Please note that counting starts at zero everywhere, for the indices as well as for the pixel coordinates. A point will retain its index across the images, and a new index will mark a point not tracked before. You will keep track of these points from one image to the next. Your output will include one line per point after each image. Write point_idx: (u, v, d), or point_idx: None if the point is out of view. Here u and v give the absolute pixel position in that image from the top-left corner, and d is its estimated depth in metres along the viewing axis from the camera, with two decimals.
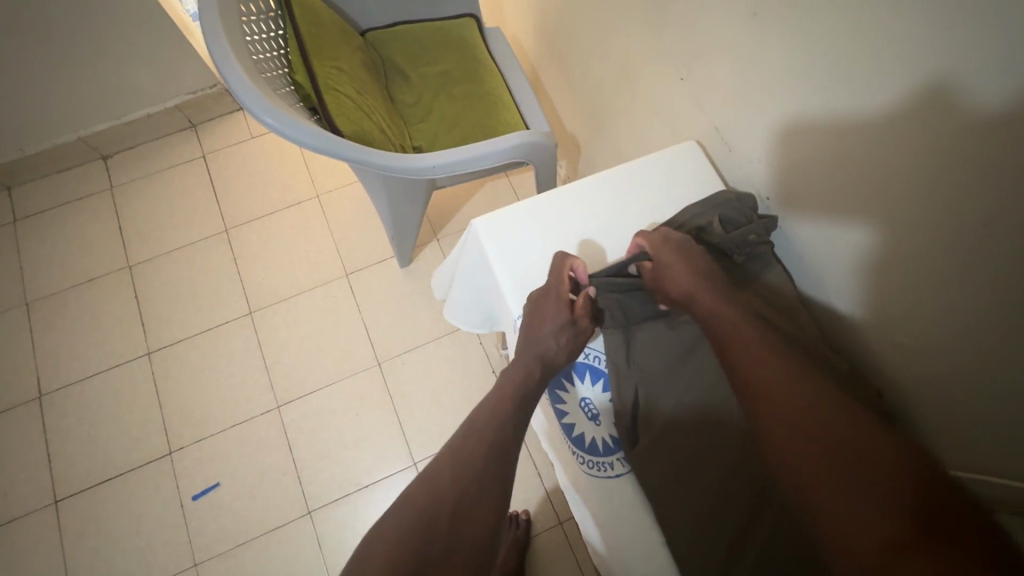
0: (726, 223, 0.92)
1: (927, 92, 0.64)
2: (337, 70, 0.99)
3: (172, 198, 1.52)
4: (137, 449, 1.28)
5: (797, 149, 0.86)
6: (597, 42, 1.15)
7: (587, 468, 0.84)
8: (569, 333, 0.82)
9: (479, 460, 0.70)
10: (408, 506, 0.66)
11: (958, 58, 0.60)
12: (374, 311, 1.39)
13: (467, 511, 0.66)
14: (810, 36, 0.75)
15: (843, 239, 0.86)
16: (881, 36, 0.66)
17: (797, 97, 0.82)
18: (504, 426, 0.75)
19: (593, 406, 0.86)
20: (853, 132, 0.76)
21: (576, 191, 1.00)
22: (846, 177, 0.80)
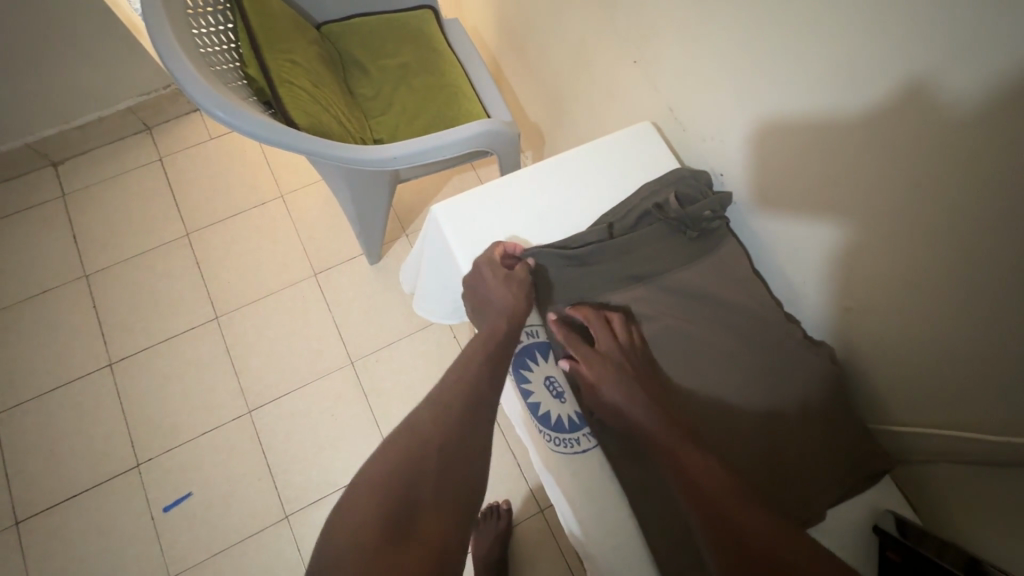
0: (680, 200, 0.70)
1: (903, 98, 0.56)
2: (293, 63, 0.98)
3: (129, 204, 1.57)
4: (102, 464, 1.32)
5: (768, 148, 0.74)
6: (555, 32, 1.13)
7: (553, 447, 0.67)
8: (519, 286, 0.66)
9: (455, 420, 0.62)
10: (384, 470, 0.58)
11: (935, 56, 0.51)
12: (345, 310, 1.48)
13: (446, 471, 0.59)
14: (757, 31, 0.68)
15: (804, 229, 0.75)
16: (837, 29, 0.59)
17: (754, 99, 0.73)
18: (472, 392, 0.64)
19: (559, 383, 0.70)
20: (821, 136, 0.66)
21: (551, 164, 0.76)
22: (813, 185, 0.70)
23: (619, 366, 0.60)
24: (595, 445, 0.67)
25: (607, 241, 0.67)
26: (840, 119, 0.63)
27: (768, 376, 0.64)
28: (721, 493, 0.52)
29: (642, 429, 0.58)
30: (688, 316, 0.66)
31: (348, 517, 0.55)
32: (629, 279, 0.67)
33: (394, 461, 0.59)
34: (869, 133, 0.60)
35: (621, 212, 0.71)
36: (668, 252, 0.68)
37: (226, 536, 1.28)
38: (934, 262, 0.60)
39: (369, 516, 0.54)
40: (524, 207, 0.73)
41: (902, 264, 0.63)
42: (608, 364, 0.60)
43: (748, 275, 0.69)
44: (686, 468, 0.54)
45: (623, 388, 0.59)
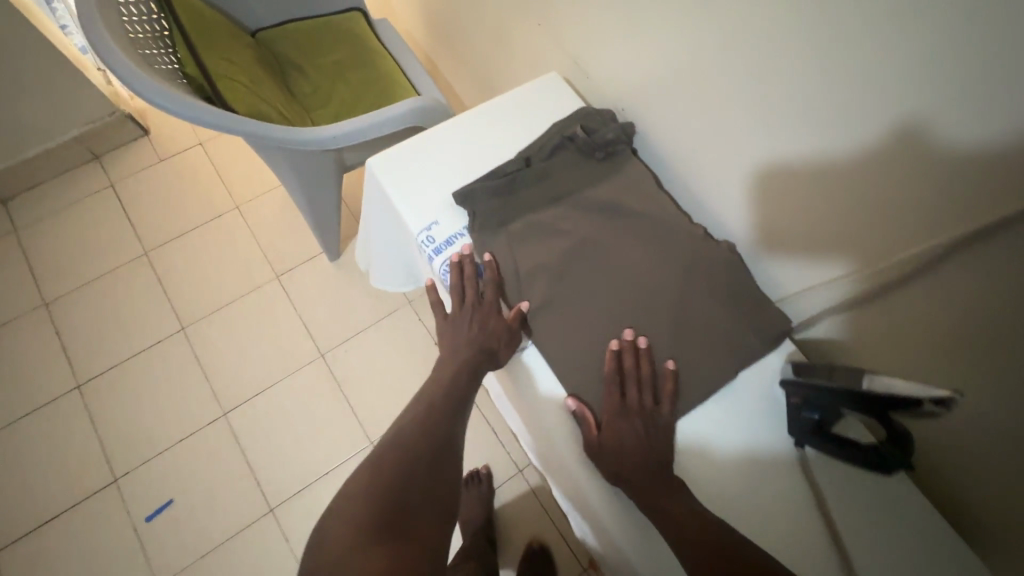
0: (587, 131, 0.79)
1: (900, 144, 0.56)
2: (229, 62, 1.06)
3: (84, 231, 1.59)
4: (79, 484, 1.32)
5: (770, 194, 0.73)
6: (476, 17, 1.23)
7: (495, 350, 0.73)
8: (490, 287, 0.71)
9: (444, 416, 0.68)
10: (384, 459, 0.62)
11: (924, 96, 0.52)
12: (310, 307, 1.52)
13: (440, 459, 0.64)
14: (728, 53, 0.68)
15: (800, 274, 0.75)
16: (815, 54, 0.59)
17: (739, 140, 0.73)
18: (453, 407, 0.69)
19: None
20: (820, 180, 0.65)
21: (472, 117, 0.84)
22: (811, 223, 0.69)
23: (635, 426, 0.63)
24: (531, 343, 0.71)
25: (525, 170, 0.75)
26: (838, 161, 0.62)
27: (680, 263, 0.72)
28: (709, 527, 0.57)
29: (634, 478, 0.60)
30: (603, 225, 0.74)
31: (346, 494, 0.58)
32: (547, 204, 0.75)
33: (389, 460, 0.61)
34: (872, 175, 0.60)
35: (538, 146, 0.79)
36: (580, 174, 0.77)
37: (213, 537, 1.29)
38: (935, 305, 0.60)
39: (369, 491, 0.58)
40: (451, 154, 0.80)
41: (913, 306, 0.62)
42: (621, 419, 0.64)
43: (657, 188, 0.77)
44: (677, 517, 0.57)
45: (630, 439, 0.62)
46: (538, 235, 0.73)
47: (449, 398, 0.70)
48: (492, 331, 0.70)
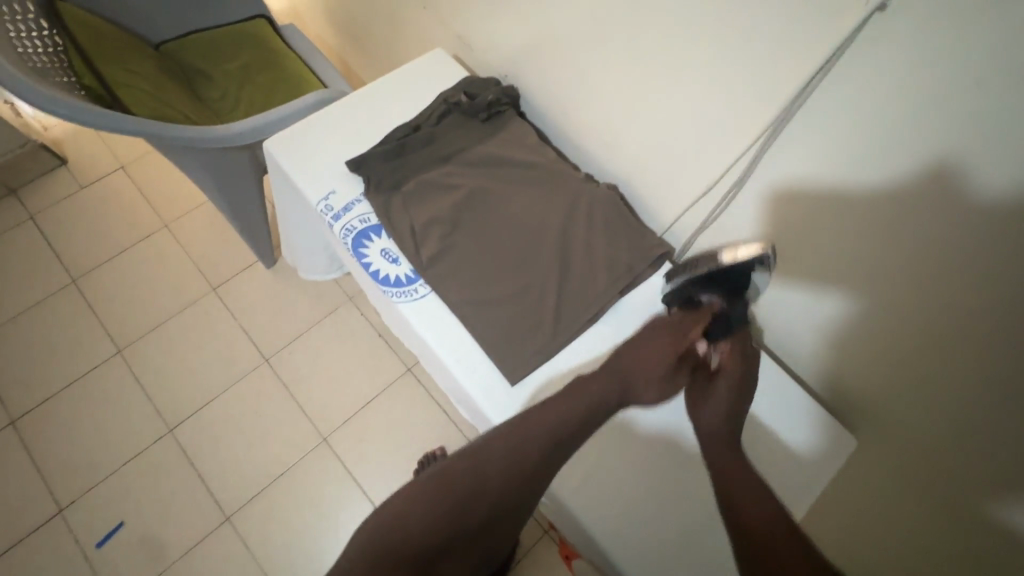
0: (470, 96, 0.85)
1: (861, 154, 0.63)
2: (129, 71, 1.07)
3: (5, 265, 1.55)
4: (21, 520, 1.29)
5: (753, 206, 0.79)
6: (375, 13, 1.28)
7: (397, 300, 0.76)
8: (667, 336, 0.71)
9: (518, 455, 0.64)
10: (443, 473, 0.64)
11: (885, 105, 0.59)
12: (249, 314, 1.52)
13: (492, 493, 0.63)
14: (713, 56, 0.72)
15: None
16: (810, 59, 0.63)
17: (708, 147, 0.79)
18: (539, 442, 0.65)
19: (394, 251, 0.79)
20: (794, 188, 0.72)
21: (365, 91, 0.87)
22: (783, 226, 0.77)
23: (724, 400, 0.68)
24: (431, 290, 0.77)
25: (415, 135, 0.81)
26: (814, 169, 0.69)
27: (561, 205, 0.80)
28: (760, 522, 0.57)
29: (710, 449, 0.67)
30: (489, 179, 0.81)
31: (394, 499, 0.63)
32: (438, 166, 0.80)
33: (449, 473, 0.64)
34: (842, 193, 0.67)
35: (426, 114, 0.84)
36: (467, 135, 0.83)
37: (169, 553, 1.28)
38: (898, 306, 0.69)
39: (417, 496, 0.62)
40: (345, 127, 0.84)
41: (887, 313, 0.71)
42: (728, 377, 0.68)
43: (539, 142, 0.84)
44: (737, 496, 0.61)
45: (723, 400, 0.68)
46: (426, 193, 0.79)
47: (542, 424, 0.66)
48: (651, 369, 0.70)
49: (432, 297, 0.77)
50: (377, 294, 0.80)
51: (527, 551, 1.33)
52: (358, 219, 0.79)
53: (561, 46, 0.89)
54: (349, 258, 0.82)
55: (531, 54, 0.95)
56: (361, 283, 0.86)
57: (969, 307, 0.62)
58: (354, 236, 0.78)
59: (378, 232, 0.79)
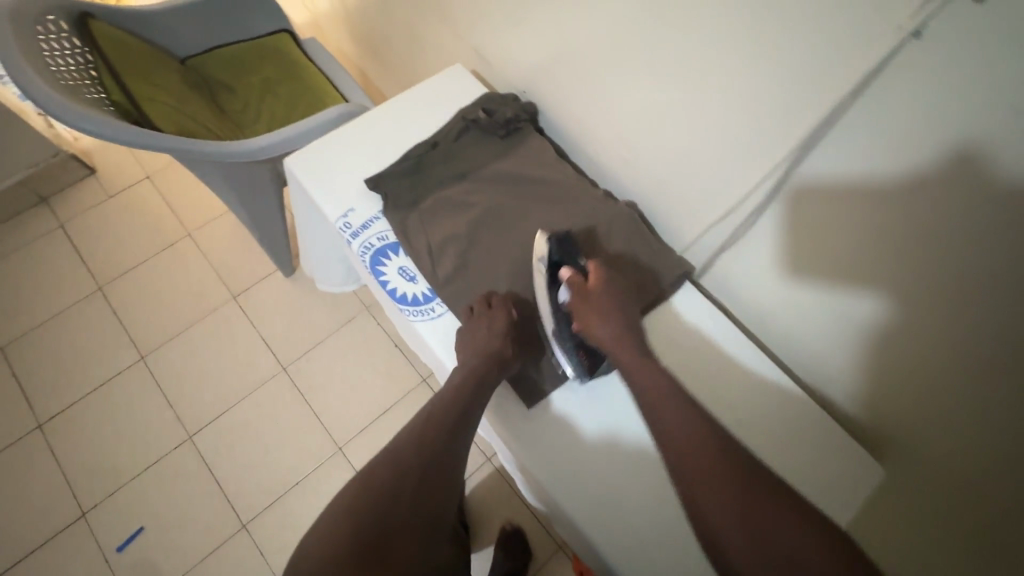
0: (488, 112, 0.85)
1: (901, 168, 0.60)
2: (155, 86, 1.09)
3: (35, 272, 1.59)
4: (46, 522, 1.32)
5: (781, 228, 0.76)
6: (394, 26, 1.29)
7: (414, 319, 0.77)
8: (495, 319, 0.72)
9: (438, 439, 0.65)
10: (368, 482, 0.60)
11: (928, 119, 0.56)
12: (268, 323, 1.54)
13: (428, 484, 0.62)
14: (737, 76, 0.70)
15: (789, 285, 0.80)
16: (842, 77, 0.61)
17: (731, 165, 0.77)
18: (452, 422, 0.66)
19: (411, 269, 0.79)
20: (828, 206, 0.69)
21: (384, 108, 0.88)
22: (815, 246, 0.73)
23: (617, 331, 0.70)
24: (448, 309, 0.77)
25: (432, 153, 0.81)
26: (850, 186, 0.66)
27: (578, 223, 0.79)
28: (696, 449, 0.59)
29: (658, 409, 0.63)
30: (507, 196, 0.80)
31: (315, 537, 0.56)
32: (455, 183, 0.80)
33: (374, 482, 0.60)
34: (879, 211, 0.64)
35: (444, 131, 0.84)
36: (485, 152, 0.83)
37: (188, 558, 1.29)
38: (940, 328, 0.65)
39: (347, 522, 0.56)
40: (364, 143, 0.85)
41: (924, 338, 0.67)
42: (608, 290, 0.73)
43: (557, 159, 0.83)
44: (693, 471, 0.57)
45: (617, 311, 0.72)
46: (442, 211, 0.79)
47: (451, 408, 0.67)
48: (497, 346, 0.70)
49: (450, 317, 0.77)
50: (395, 312, 0.80)
51: (541, 566, 1.31)
52: (376, 237, 0.79)
53: (580, 62, 0.89)
54: (367, 275, 0.82)
55: (549, 69, 0.95)
56: (379, 301, 0.86)
57: (1017, 333, 0.58)
58: (372, 253, 0.79)
59: (396, 250, 0.79)
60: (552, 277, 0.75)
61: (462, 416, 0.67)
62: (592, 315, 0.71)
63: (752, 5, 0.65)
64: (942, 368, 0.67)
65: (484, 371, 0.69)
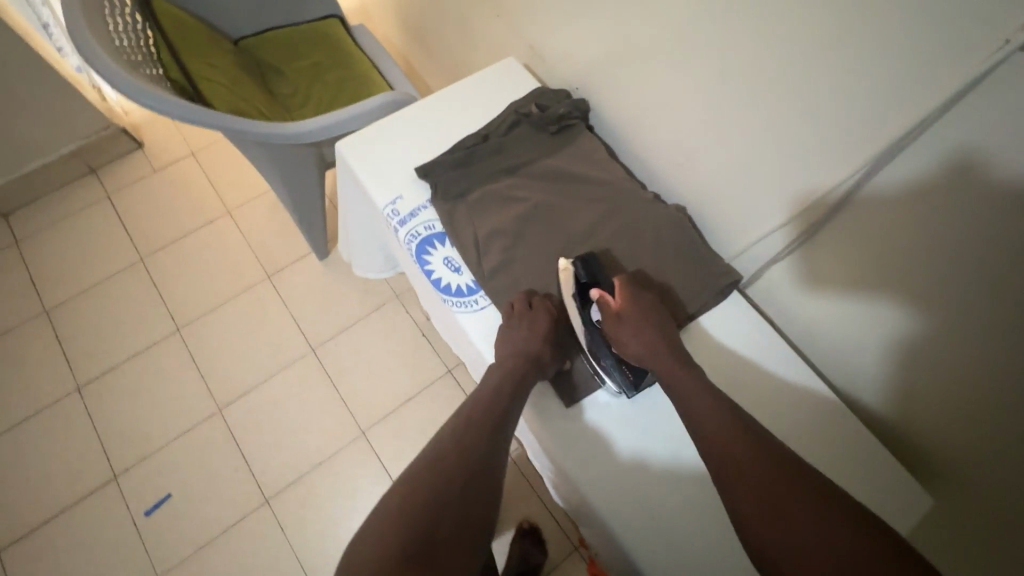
0: (541, 107, 0.84)
1: (961, 172, 0.58)
2: (209, 65, 1.11)
3: (82, 240, 1.65)
4: (80, 482, 1.36)
5: (834, 244, 0.74)
6: (444, 16, 1.29)
7: (456, 310, 0.77)
8: (532, 318, 0.72)
9: (479, 443, 0.64)
10: (412, 489, 0.58)
11: (991, 124, 0.54)
12: (300, 304, 1.57)
13: (473, 490, 0.60)
14: (806, 84, 0.68)
15: (836, 303, 0.77)
16: (923, 90, 0.58)
17: (789, 175, 0.75)
18: (492, 425, 0.66)
19: (457, 260, 0.79)
20: (881, 211, 0.67)
21: (437, 98, 0.88)
22: (862, 255, 0.71)
23: (654, 345, 0.70)
24: (491, 302, 0.77)
25: (483, 145, 0.81)
26: (921, 196, 0.62)
27: (626, 225, 0.78)
28: (716, 429, 0.62)
29: (692, 411, 0.65)
30: (555, 193, 0.80)
31: (362, 551, 0.53)
32: (503, 178, 0.80)
33: (420, 489, 0.58)
34: (934, 220, 0.62)
35: (495, 124, 0.83)
36: (535, 147, 0.82)
37: (211, 527, 1.33)
38: (1007, 360, 0.61)
39: (396, 529, 0.54)
40: (415, 132, 0.85)
41: (974, 356, 0.64)
42: (639, 307, 0.72)
43: (608, 158, 0.82)
44: (725, 466, 0.59)
45: (650, 326, 0.71)
46: (489, 204, 0.78)
47: (490, 412, 0.67)
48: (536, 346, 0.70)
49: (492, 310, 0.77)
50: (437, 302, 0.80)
51: (555, 565, 1.31)
52: (423, 226, 0.80)
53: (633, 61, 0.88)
54: (411, 264, 0.83)
55: (603, 67, 0.94)
56: (420, 289, 0.86)
57: None
58: (418, 242, 0.79)
59: (442, 241, 0.79)
60: (582, 301, 0.75)
61: (500, 423, 0.67)
62: (627, 334, 0.71)
63: (830, 11, 0.62)
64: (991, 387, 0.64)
65: (521, 372, 0.69)
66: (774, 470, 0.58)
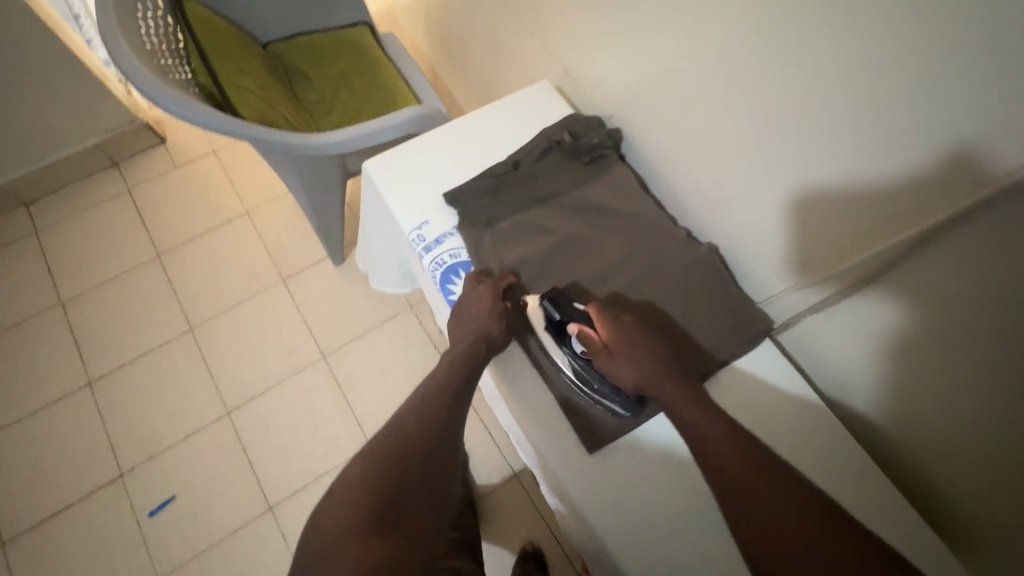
0: (574, 135, 0.82)
1: (950, 169, 0.55)
2: (239, 70, 1.09)
3: (100, 233, 1.65)
4: (87, 477, 1.36)
5: (876, 306, 0.68)
6: (476, 30, 1.27)
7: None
8: (488, 293, 0.73)
9: (438, 414, 0.69)
10: (375, 458, 0.65)
11: (984, 119, 0.50)
12: (313, 309, 1.56)
13: (432, 456, 0.67)
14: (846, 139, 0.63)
15: (882, 369, 0.71)
16: None
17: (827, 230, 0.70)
18: (449, 395, 0.71)
19: None
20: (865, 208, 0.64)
21: (468, 120, 0.86)
22: (846, 252, 0.68)
23: (646, 360, 0.68)
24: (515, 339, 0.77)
25: (514, 173, 0.79)
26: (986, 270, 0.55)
27: (660, 264, 0.76)
28: (722, 459, 0.60)
29: (686, 420, 0.64)
30: (585, 226, 0.78)
31: (334, 510, 0.62)
32: (534, 207, 0.79)
33: (380, 458, 0.65)
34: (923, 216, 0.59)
35: (527, 150, 0.82)
36: (566, 177, 0.80)
37: (214, 532, 1.32)
38: None
39: (361, 495, 0.62)
40: (443, 154, 0.83)
41: (973, 371, 0.60)
42: (623, 335, 0.69)
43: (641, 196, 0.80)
44: (728, 477, 0.59)
45: (637, 354, 0.68)
46: (518, 234, 0.77)
47: (446, 384, 0.71)
48: (489, 321, 0.72)
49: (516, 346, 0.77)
50: None
51: None
52: (449, 254, 0.78)
53: (666, 90, 0.84)
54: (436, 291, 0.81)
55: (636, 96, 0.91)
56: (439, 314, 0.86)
57: None
58: (446, 271, 0.78)
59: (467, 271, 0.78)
60: (559, 335, 0.72)
61: (452, 404, 0.70)
62: (620, 361, 0.68)
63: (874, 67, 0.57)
64: (983, 401, 0.61)
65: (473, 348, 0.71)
66: (772, 481, 0.57)
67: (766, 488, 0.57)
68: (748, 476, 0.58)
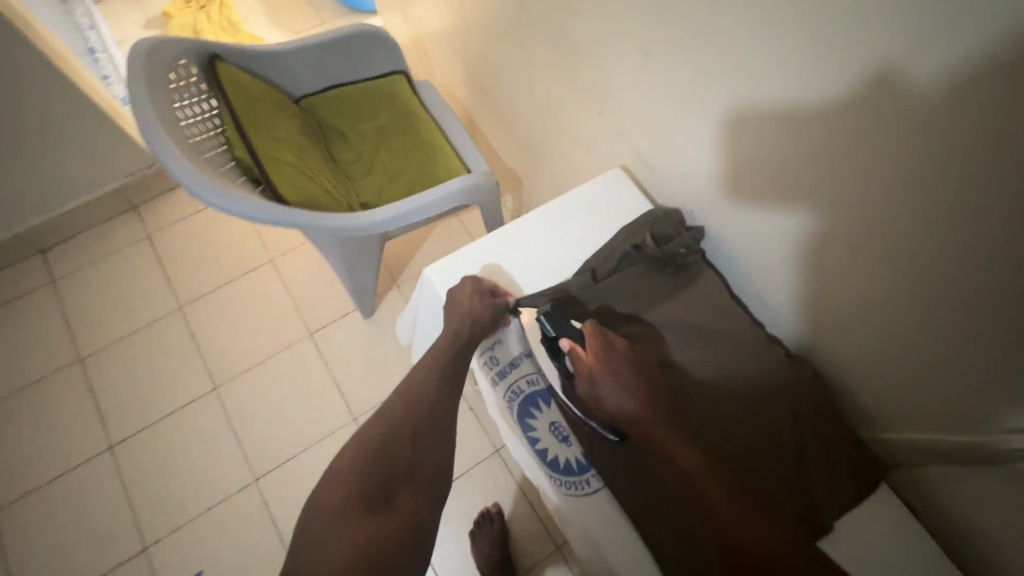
0: (657, 240, 0.79)
1: (950, 176, 0.53)
2: (277, 139, 1.02)
3: (120, 282, 1.58)
4: (109, 551, 1.30)
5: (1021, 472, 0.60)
6: (522, 85, 1.20)
7: (566, 490, 0.71)
8: (478, 293, 0.75)
9: (426, 399, 0.71)
10: (365, 441, 0.67)
11: (983, 121, 0.48)
12: (342, 365, 1.49)
13: (422, 437, 0.69)
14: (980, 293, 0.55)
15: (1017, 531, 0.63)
16: None
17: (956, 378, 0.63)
18: (434, 383, 0.73)
19: (564, 426, 0.74)
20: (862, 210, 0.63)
21: (532, 220, 0.84)
22: (842, 242, 0.67)
23: (624, 370, 0.66)
24: (603, 484, 0.71)
25: (592, 286, 0.76)
26: None
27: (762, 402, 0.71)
28: (688, 461, 0.61)
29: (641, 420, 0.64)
30: (677, 346, 0.74)
31: (330, 487, 0.64)
32: (622, 316, 0.75)
33: (370, 439, 0.67)
34: (952, 239, 0.55)
35: (603, 258, 0.80)
36: (648, 289, 0.77)
37: None
38: None
39: (353, 475, 0.64)
40: (508, 262, 0.81)
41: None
42: (611, 355, 0.67)
43: (723, 331, 0.76)
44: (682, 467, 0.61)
45: (627, 380, 0.65)
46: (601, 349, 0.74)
47: (428, 371, 0.74)
48: (478, 315, 0.74)
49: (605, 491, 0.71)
50: (539, 473, 0.75)
51: None
52: (522, 386, 0.76)
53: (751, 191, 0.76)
54: (510, 421, 0.78)
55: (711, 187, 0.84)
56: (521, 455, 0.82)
57: None
58: (524, 405, 0.75)
59: (547, 403, 0.75)
60: (553, 350, 0.72)
61: (439, 391, 0.72)
62: (604, 375, 0.66)
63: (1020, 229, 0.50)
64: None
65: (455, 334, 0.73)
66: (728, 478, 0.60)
67: (722, 485, 0.59)
68: (711, 472, 0.60)
